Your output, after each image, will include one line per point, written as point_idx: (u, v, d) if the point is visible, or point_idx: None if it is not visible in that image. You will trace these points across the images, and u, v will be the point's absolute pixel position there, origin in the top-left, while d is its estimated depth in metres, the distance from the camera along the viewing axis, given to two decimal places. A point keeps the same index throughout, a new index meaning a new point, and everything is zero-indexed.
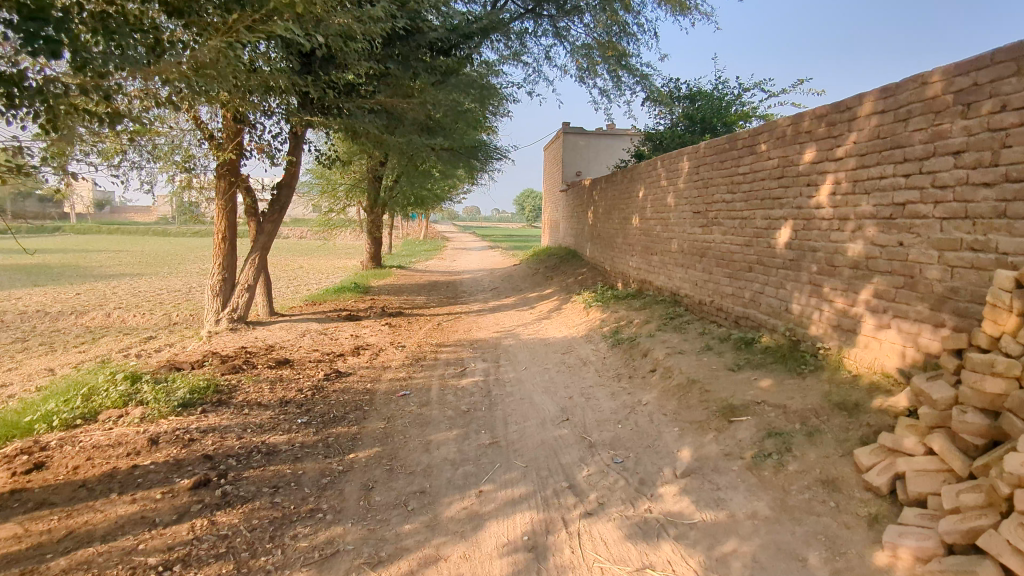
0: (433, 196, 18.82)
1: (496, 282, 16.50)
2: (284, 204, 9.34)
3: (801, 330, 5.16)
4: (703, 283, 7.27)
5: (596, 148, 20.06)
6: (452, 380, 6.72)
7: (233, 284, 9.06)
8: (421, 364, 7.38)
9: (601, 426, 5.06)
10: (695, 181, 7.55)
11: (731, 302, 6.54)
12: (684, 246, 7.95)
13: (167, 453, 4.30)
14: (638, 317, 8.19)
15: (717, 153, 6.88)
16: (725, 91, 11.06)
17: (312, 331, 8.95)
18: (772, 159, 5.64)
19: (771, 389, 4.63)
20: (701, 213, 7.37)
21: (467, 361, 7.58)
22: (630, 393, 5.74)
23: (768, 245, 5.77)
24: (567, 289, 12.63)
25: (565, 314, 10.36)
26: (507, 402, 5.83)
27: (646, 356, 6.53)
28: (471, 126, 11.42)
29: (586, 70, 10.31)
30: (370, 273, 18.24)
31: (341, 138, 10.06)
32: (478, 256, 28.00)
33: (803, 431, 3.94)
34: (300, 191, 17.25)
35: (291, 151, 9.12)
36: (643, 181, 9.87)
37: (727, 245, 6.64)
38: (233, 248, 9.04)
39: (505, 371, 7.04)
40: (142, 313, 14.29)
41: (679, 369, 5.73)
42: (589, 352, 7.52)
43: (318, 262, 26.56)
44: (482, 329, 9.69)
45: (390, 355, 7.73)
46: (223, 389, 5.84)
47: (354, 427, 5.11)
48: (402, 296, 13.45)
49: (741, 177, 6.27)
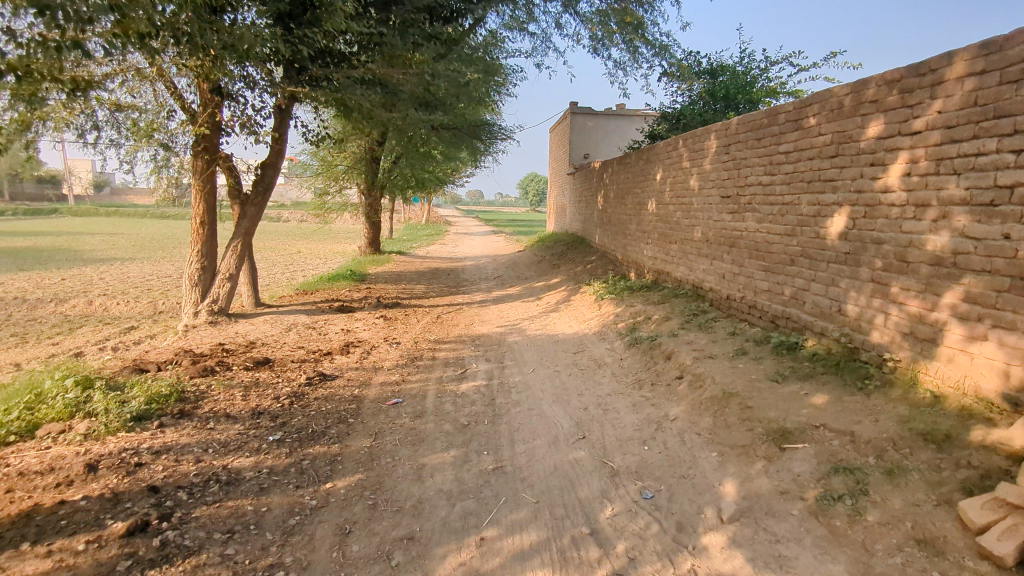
0: (434, 179, 17.99)
1: (500, 270, 15.73)
2: (269, 184, 8.53)
3: (858, 336, 4.39)
4: (733, 277, 6.52)
5: (606, 129, 19.15)
6: (451, 385, 5.97)
7: (214, 273, 8.31)
8: (416, 365, 6.64)
9: (624, 447, 4.32)
10: (724, 161, 6.77)
11: (768, 300, 5.78)
12: (709, 234, 7.18)
13: (105, 484, 3.56)
14: (657, 313, 7.43)
15: (752, 130, 6.09)
16: (750, 65, 10.24)
17: (299, 325, 8.21)
18: (824, 135, 4.86)
19: (829, 409, 3.87)
20: (731, 198, 6.59)
21: (467, 362, 6.83)
22: (654, 405, 5.00)
23: (816, 235, 5.00)
24: (575, 279, 11.86)
25: (575, 307, 9.61)
26: (513, 414, 5.10)
27: (670, 361, 5.76)
28: (474, 103, 10.59)
29: (600, 41, 9.47)
30: (368, 259, 17.47)
31: (334, 115, 9.28)
32: (481, 242, 27.18)
33: (880, 468, 3.18)
34: (295, 173, 16.42)
35: (276, 127, 8.33)
36: (661, 162, 9.08)
37: (763, 234, 5.88)
38: (213, 233, 8.25)
39: (511, 374, 6.31)
40: (126, 301, 13.56)
41: (711, 377, 4.97)
42: (604, 353, 6.76)
43: (315, 247, 25.70)
44: (485, 323, 8.93)
45: (383, 354, 6.98)
46: (188, 397, 5.09)
47: (335, 446, 4.39)
48: (400, 284, 12.71)
49: (783, 157, 5.48)
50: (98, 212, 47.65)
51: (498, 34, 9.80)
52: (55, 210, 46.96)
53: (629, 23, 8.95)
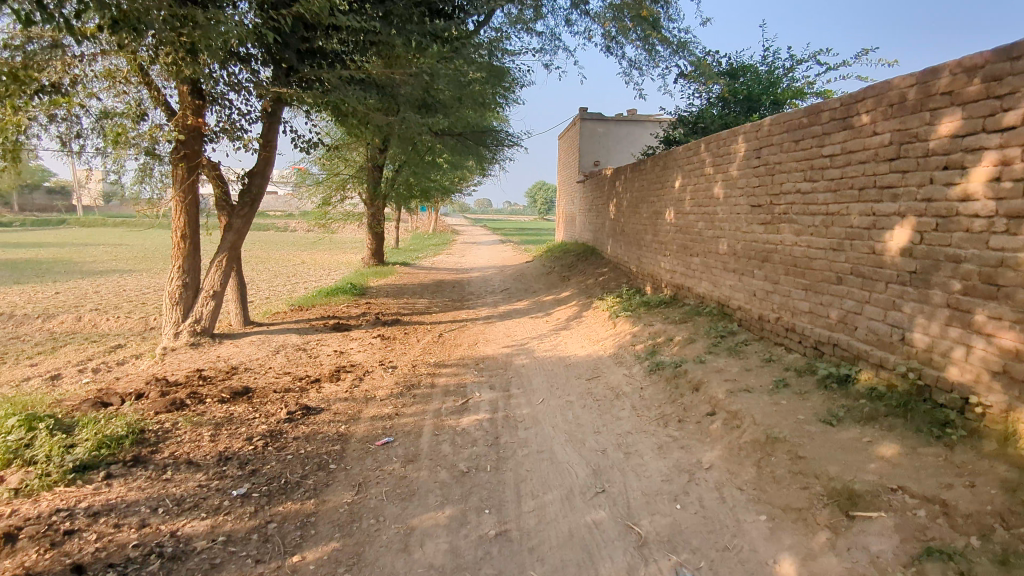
0: (440, 188, 17.41)
1: (507, 282, 15.11)
2: (258, 194, 7.91)
3: (930, 371, 3.70)
4: (766, 295, 5.86)
5: (617, 135, 18.49)
6: (450, 420, 5.31)
7: (198, 290, 7.68)
8: (413, 394, 5.98)
9: (652, 505, 3.63)
10: (754, 167, 6.10)
11: (809, 323, 5.11)
12: (737, 247, 6.51)
13: (19, 562, 2.88)
14: (679, 334, 6.74)
15: (788, 131, 5.41)
16: (774, 64, 9.57)
17: (290, 346, 7.59)
18: (880, 134, 4.18)
19: (905, 466, 3.17)
20: (763, 207, 5.91)
21: (470, 390, 6.17)
22: (684, 448, 4.31)
23: (871, 251, 4.31)
24: (586, 292, 11.20)
25: (587, 324, 8.93)
26: (519, 458, 4.42)
27: (699, 393, 5.08)
28: (479, 107, 9.98)
29: (613, 39, 8.83)
30: (371, 271, 16.87)
31: (328, 120, 8.68)
32: (488, 252, 26.56)
33: (989, 553, 2.48)
34: (296, 182, 15.85)
35: (265, 132, 7.74)
36: (680, 168, 8.42)
37: (803, 248, 5.20)
38: (196, 247, 7.64)
39: (518, 405, 5.64)
40: (117, 316, 12.99)
41: (750, 416, 4.28)
42: (621, 381, 6.07)
43: (320, 257, 25.20)
44: (490, 343, 8.26)
45: (377, 381, 6.33)
46: (148, 438, 4.45)
47: (310, 503, 3.73)
48: (402, 299, 12.09)
49: (827, 161, 4.81)
50: (105, 222, 47.42)
51: (505, 32, 9.18)
52: (63, 221, 46.81)
53: (645, 18, 8.30)
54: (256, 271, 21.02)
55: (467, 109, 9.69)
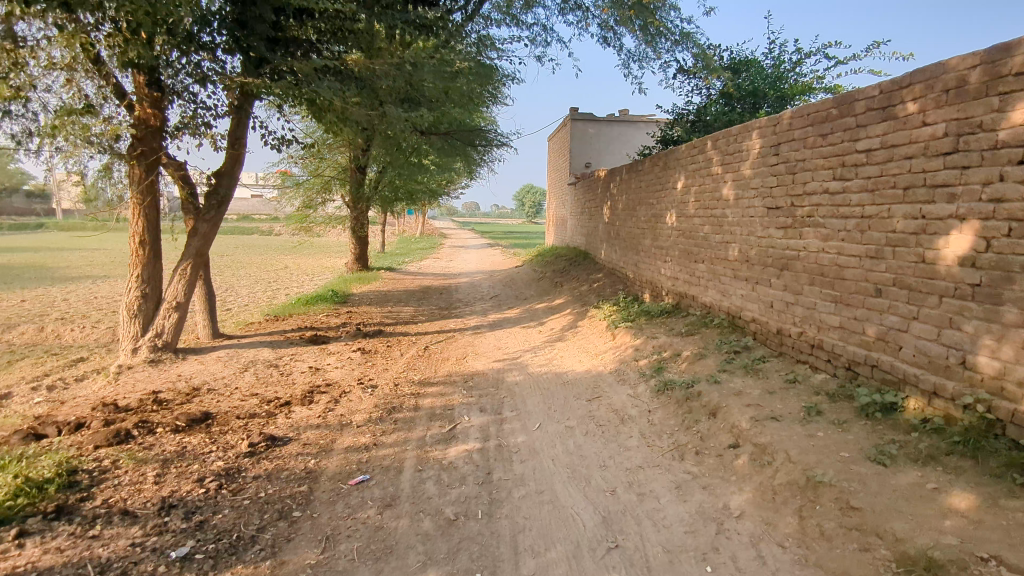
0: (426, 191, 16.75)
1: (497, 288, 14.48)
2: (226, 196, 7.22)
3: (1002, 403, 3.13)
4: (787, 307, 5.30)
5: (608, 136, 17.94)
6: (434, 451, 4.69)
7: (159, 302, 6.95)
8: (394, 419, 5.34)
9: (679, 565, 3.02)
10: (770, 164, 5.54)
11: (840, 339, 4.55)
12: (752, 253, 5.95)
13: None
14: (687, 349, 6.17)
15: (813, 124, 4.85)
16: (779, 57, 9.06)
17: (260, 362, 6.92)
18: (931, 125, 3.63)
19: (990, 525, 2.59)
20: (782, 209, 5.36)
21: (458, 413, 5.54)
22: (708, 490, 3.71)
23: (920, 260, 3.75)
24: (581, 300, 10.61)
25: (583, 335, 8.34)
26: (516, 501, 3.80)
27: (717, 420, 4.50)
28: (467, 103, 9.36)
29: (610, 29, 8.24)
30: (354, 277, 16.16)
31: (304, 116, 8.04)
32: (477, 257, 25.96)
33: None
34: (276, 184, 15.12)
35: (233, 129, 7.08)
36: (682, 168, 7.86)
37: (833, 255, 4.64)
38: (158, 254, 6.91)
39: (512, 432, 5.03)
40: (81, 327, 12.18)
41: (783, 452, 3.69)
42: (625, 402, 5.48)
43: (303, 262, 24.44)
44: (480, 357, 7.64)
45: (354, 403, 5.69)
46: (80, 481, 3.76)
47: (266, 566, 3.09)
48: (385, 307, 11.43)
49: (863, 156, 4.25)
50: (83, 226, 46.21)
51: (494, 22, 8.57)
52: (40, 224, 45.65)
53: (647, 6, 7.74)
54: (236, 276, 20.23)
55: (454, 105, 9.06)
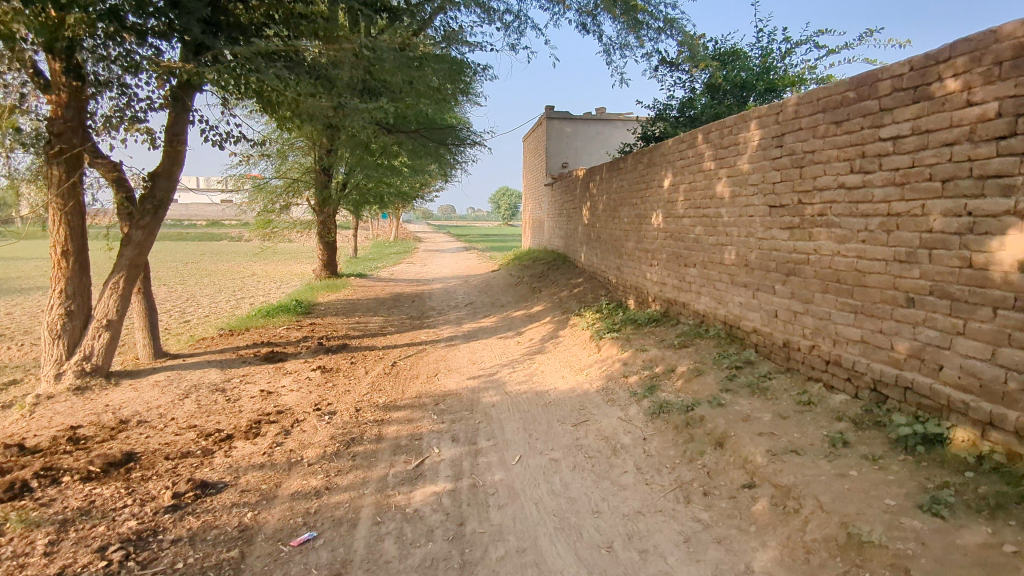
0: (397, 193, 16.00)
1: (472, 294, 13.81)
2: (163, 198, 6.42)
3: None
4: (795, 317, 4.72)
5: (585, 135, 17.36)
6: (397, 495, 4.00)
7: (87, 320, 6.13)
8: (351, 454, 4.63)
9: None
10: (771, 157, 4.96)
11: (862, 356, 3.97)
12: (751, 256, 5.37)
13: None
14: (682, 364, 5.57)
15: (825, 110, 4.27)
16: (768, 46, 8.54)
17: (204, 386, 6.16)
18: (980, 104, 3.07)
19: None
20: (787, 207, 4.77)
21: (426, 444, 4.86)
22: (725, 546, 3.09)
23: (968, 264, 3.17)
24: (561, 307, 9.99)
25: (565, 347, 7.71)
26: (495, 565, 3.13)
27: (726, 452, 3.88)
28: (436, 98, 8.68)
29: (590, 15, 7.63)
30: (322, 284, 15.36)
31: (253, 110, 7.30)
32: (452, 261, 25.24)
33: None
34: (235, 187, 14.25)
35: (170, 123, 6.29)
36: (669, 164, 7.28)
37: (851, 258, 4.06)
38: (85, 265, 6.11)
39: (489, 468, 4.36)
40: (20, 344, 11.18)
41: (813, 497, 3.09)
42: (616, 428, 4.85)
43: (270, 269, 23.46)
44: (453, 373, 6.95)
45: (307, 434, 4.97)
46: None
47: None
48: (353, 317, 10.69)
49: (890, 144, 3.67)
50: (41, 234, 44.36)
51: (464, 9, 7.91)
52: None
53: None
54: (197, 285, 19.22)
55: (423, 99, 8.35)
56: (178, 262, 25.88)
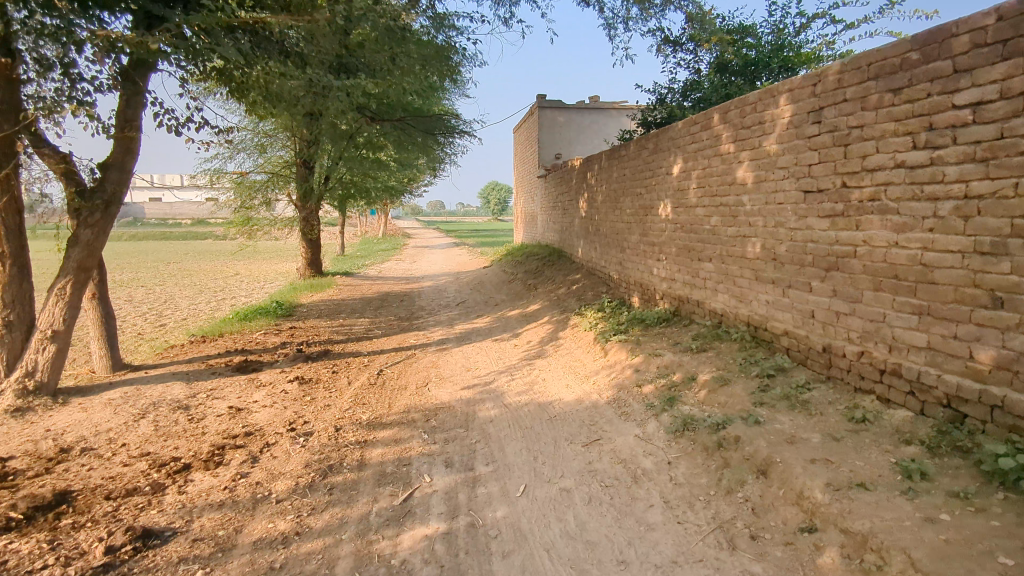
0: (383, 187, 15.30)
1: (464, 292, 13.15)
2: (115, 193, 5.71)
3: None
4: (838, 319, 4.10)
5: (579, 124, 16.69)
6: (381, 539, 3.36)
7: (31, 330, 5.47)
8: (329, 487, 3.98)
9: None
10: (807, 134, 4.33)
11: (929, 366, 3.36)
12: (781, 248, 4.74)
13: None
14: (703, 371, 4.95)
15: (878, 77, 3.64)
16: (781, 21, 7.90)
17: (165, 403, 5.47)
18: None
19: None
20: (828, 192, 4.15)
21: (416, 470, 4.22)
22: None
23: None
24: (559, 305, 9.35)
25: (566, 350, 7.08)
26: None
27: (772, 485, 3.25)
28: (420, 80, 8.00)
29: None
30: (306, 284, 14.66)
31: (217, 92, 6.58)
32: (441, 257, 24.51)
33: None
34: (211, 183, 13.48)
35: (121, 109, 5.60)
36: (678, 148, 6.65)
37: (914, 250, 3.44)
38: (25, 267, 5.45)
39: (489, 501, 3.72)
40: None
41: (900, 552, 2.47)
42: (634, 449, 4.22)
43: (253, 268, 22.64)
44: (445, 382, 6.29)
45: (278, 461, 4.32)
46: None
47: None
48: (336, 320, 10.01)
49: (970, 111, 3.05)
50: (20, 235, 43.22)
51: None
52: None
53: None
54: (176, 286, 18.40)
55: (411, 81, 7.65)
56: (157, 263, 24.90)
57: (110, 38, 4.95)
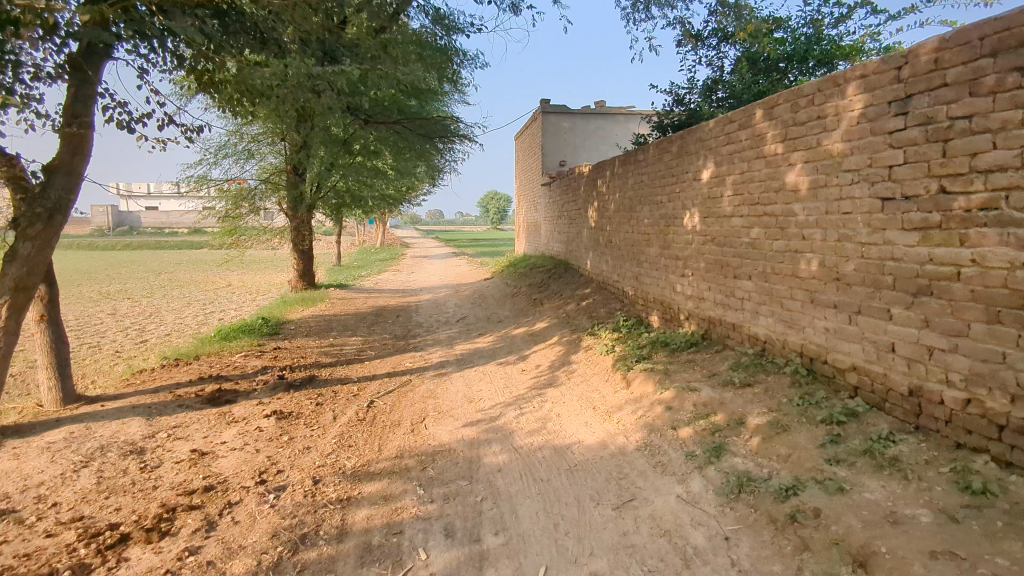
0: (379, 196, 14.52)
1: (464, 307, 12.35)
2: (60, 201, 4.88)
3: None
4: (931, 356, 3.30)
5: (585, 130, 15.96)
6: None
7: None
8: (299, 567, 3.17)
9: None
10: (887, 127, 3.55)
11: None
12: (848, 266, 3.95)
13: None
14: (752, 413, 4.15)
15: (997, 54, 2.89)
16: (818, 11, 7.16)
17: (115, 447, 4.65)
18: None
19: None
20: (918, 199, 3.37)
21: (410, 541, 3.41)
22: None
23: None
24: (569, 324, 8.54)
25: (582, 378, 6.26)
26: None
27: None
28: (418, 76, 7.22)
29: None
30: (298, 297, 13.84)
31: (187, 85, 5.79)
32: (441, 268, 23.69)
33: None
34: (197, 190, 12.68)
35: (70, 103, 4.89)
36: (710, 151, 5.87)
37: None
38: None
39: None
40: None
41: None
42: (679, 515, 3.41)
43: (246, 279, 21.75)
44: (444, 418, 5.47)
45: (239, 528, 3.51)
46: None
47: None
48: (327, 339, 9.18)
49: None
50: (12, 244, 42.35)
51: None
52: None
53: None
54: (164, 298, 17.53)
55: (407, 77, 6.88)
56: (146, 274, 23.94)
57: (38, 12, 4.15)
